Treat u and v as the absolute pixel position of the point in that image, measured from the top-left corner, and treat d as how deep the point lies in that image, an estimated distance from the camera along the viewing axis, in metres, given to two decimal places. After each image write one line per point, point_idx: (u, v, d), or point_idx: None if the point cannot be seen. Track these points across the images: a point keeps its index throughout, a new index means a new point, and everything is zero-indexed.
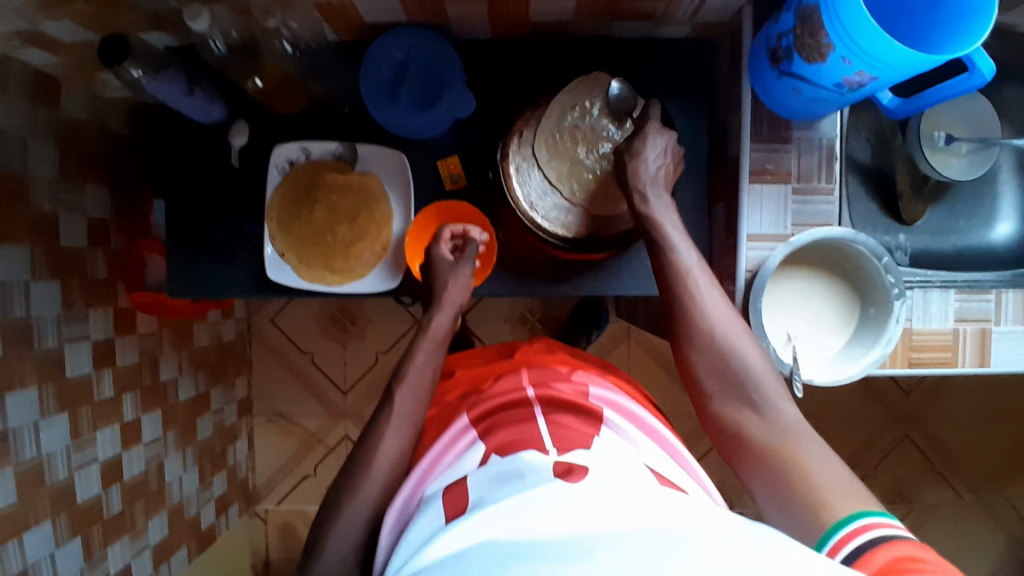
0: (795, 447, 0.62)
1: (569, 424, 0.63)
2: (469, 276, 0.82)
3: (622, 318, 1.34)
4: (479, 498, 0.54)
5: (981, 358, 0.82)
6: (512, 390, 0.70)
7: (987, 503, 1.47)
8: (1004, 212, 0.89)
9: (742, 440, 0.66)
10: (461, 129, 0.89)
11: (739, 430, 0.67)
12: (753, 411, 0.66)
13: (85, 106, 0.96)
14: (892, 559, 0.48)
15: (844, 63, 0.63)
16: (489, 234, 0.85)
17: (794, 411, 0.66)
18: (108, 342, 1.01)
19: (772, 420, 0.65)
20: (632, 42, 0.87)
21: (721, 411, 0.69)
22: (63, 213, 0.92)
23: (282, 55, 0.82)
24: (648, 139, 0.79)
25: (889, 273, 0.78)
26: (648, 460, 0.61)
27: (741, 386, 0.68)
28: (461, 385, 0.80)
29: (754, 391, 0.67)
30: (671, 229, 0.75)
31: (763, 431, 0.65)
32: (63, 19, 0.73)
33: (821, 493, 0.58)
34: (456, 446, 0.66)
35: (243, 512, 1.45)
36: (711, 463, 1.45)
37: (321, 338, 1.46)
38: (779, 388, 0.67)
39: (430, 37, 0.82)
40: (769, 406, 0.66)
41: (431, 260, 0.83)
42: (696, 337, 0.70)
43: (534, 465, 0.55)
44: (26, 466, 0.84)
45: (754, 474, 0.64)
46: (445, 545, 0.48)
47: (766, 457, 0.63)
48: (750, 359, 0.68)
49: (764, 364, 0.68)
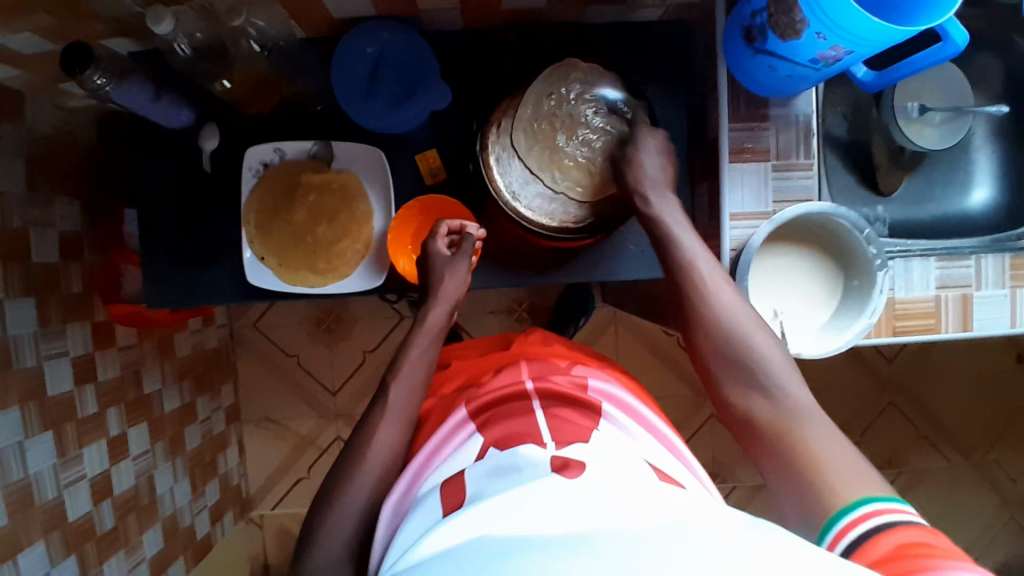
0: (804, 431, 0.63)
1: (567, 418, 0.63)
2: (467, 270, 0.81)
3: (609, 303, 1.34)
4: (477, 492, 0.54)
5: (964, 323, 0.83)
6: (507, 384, 0.69)
7: (974, 463, 1.50)
8: (979, 178, 0.90)
9: (752, 425, 0.67)
10: (438, 122, 0.88)
11: (749, 414, 0.68)
12: (763, 397, 0.67)
13: (50, 119, 0.94)
14: (896, 546, 0.49)
15: (820, 39, 0.63)
16: (485, 230, 0.83)
17: (804, 395, 0.66)
18: (89, 358, 0.99)
19: (781, 403, 0.66)
20: (606, 26, 0.87)
21: (730, 395, 0.70)
22: (34, 229, 0.90)
23: (253, 57, 0.84)
24: (644, 141, 0.80)
25: (871, 245, 0.79)
26: (647, 455, 0.61)
27: (749, 372, 0.68)
28: (454, 379, 0.79)
29: (763, 376, 0.68)
30: (673, 224, 0.76)
31: (772, 415, 0.66)
32: (20, 28, 0.71)
33: (825, 471, 0.59)
34: (452, 441, 0.65)
35: (238, 520, 1.43)
36: (704, 442, 1.46)
37: (308, 341, 1.45)
38: (787, 370, 0.68)
39: (399, 30, 0.81)
40: (779, 392, 0.66)
41: (427, 254, 0.82)
42: (705, 326, 0.71)
43: (532, 460, 0.55)
44: (13, 488, 0.82)
45: (766, 457, 0.64)
46: (442, 539, 0.48)
47: (774, 437, 0.65)
48: (759, 343, 0.69)
49: (772, 347, 0.69)
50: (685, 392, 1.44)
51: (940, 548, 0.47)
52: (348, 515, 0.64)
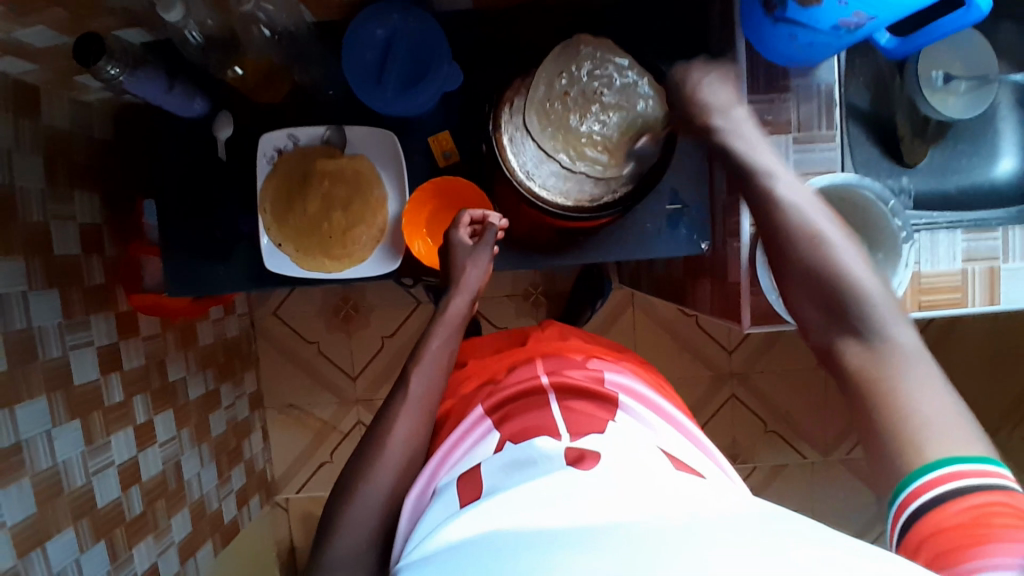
0: (900, 372, 0.55)
1: (584, 411, 0.62)
2: (489, 260, 0.81)
3: (626, 285, 1.33)
4: (494, 486, 0.54)
5: (991, 297, 0.81)
6: (526, 378, 0.70)
7: (998, 440, 1.48)
8: (1006, 147, 0.87)
9: (847, 372, 0.59)
10: (450, 104, 0.87)
11: (839, 359, 0.61)
12: (858, 342, 0.60)
13: (66, 112, 0.94)
14: (973, 516, 0.44)
15: (841, 5, 0.62)
16: (508, 220, 0.82)
17: (910, 339, 0.58)
18: (114, 347, 1.00)
19: (880, 347, 0.58)
20: (620, 1, 0.85)
21: (824, 339, 0.63)
22: (54, 222, 0.91)
23: (264, 44, 0.80)
24: (693, 74, 0.75)
25: (896, 217, 0.77)
26: (662, 443, 0.60)
27: (850, 313, 0.61)
28: (474, 376, 0.79)
29: (860, 320, 0.60)
30: (761, 155, 0.71)
31: (871, 358, 0.58)
32: (32, 23, 0.71)
33: (902, 418, 0.52)
34: (471, 436, 0.65)
35: (264, 504, 1.46)
36: (723, 423, 1.45)
37: (326, 327, 1.46)
38: (896, 314, 0.60)
39: (411, 13, 0.79)
40: (880, 333, 0.59)
41: (449, 245, 0.81)
42: (796, 267, 0.66)
43: (547, 452, 0.55)
44: (42, 476, 0.84)
45: (860, 402, 0.57)
46: (458, 530, 0.48)
47: (867, 383, 0.57)
48: (865, 285, 0.62)
49: (879, 290, 0.62)
50: (703, 373, 1.44)
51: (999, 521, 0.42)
52: (370, 496, 0.65)
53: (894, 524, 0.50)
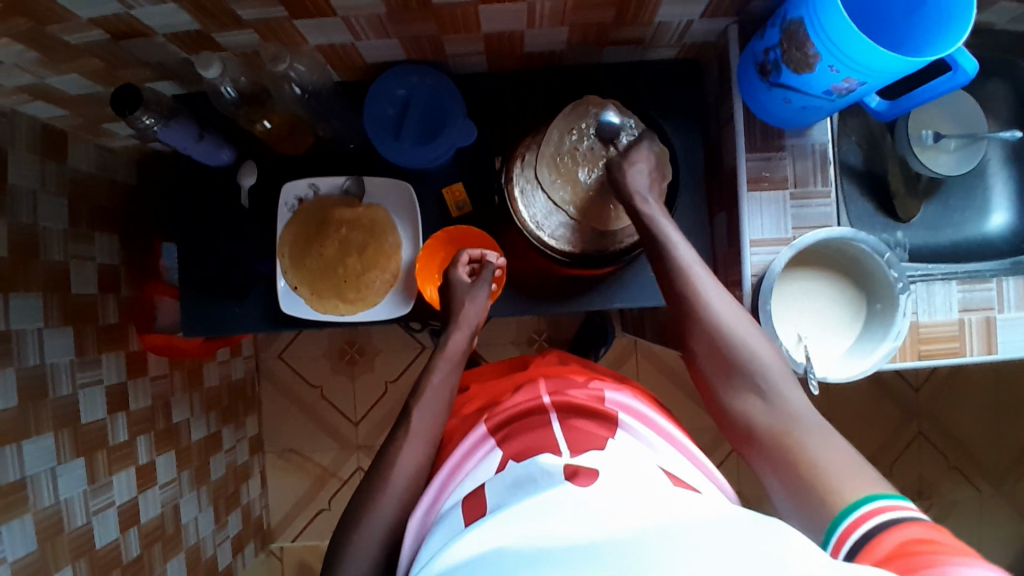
0: (801, 434, 0.63)
1: (586, 429, 0.64)
2: (487, 296, 0.83)
3: (629, 333, 1.35)
4: (499, 504, 0.55)
5: (988, 347, 0.83)
6: (526, 400, 0.70)
7: (1004, 493, 1.47)
8: (998, 203, 0.91)
9: (752, 432, 0.67)
10: (463, 157, 0.91)
11: (744, 417, 0.68)
12: (760, 399, 0.67)
13: (92, 158, 0.99)
14: (909, 541, 0.49)
15: (832, 71, 0.66)
16: (505, 259, 0.85)
17: (800, 398, 0.66)
18: (122, 387, 1.02)
19: (778, 407, 0.66)
20: (624, 64, 0.90)
21: (725, 399, 0.69)
22: (74, 262, 0.94)
23: (293, 101, 0.84)
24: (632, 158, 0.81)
25: (891, 268, 0.80)
26: (662, 462, 0.62)
27: (747, 375, 0.68)
28: (479, 398, 0.80)
29: (760, 380, 0.68)
30: (669, 229, 0.76)
31: (771, 418, 0.66)
32: (67, 71, 0.75)
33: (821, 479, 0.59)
34: (475, 454, 0.67)
35: (259, 552, 1.44)
36: (728, 473, 1.44)
37: (330, 372, 1.47)
38: (785, 376, 0.68)
39: (429, 74, 0.84)
40: (775, 393, 0.67)
41: (450, 283, 0.84)
42: (699, 332, 0.71)
43: (549, 468, 0.56)
44: (44, 513, 0.85)
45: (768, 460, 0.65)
46: (464, 549, 0.48)
47: (775, 443, 0.64)
48: (757, 351, 0.69)
49: (771, 355, 0.69)
50: (706, 421, 1.44)
51: (951, 546, 0.47)
52: (373, 537, 0.65)
53: (841, 543, 0.55)
